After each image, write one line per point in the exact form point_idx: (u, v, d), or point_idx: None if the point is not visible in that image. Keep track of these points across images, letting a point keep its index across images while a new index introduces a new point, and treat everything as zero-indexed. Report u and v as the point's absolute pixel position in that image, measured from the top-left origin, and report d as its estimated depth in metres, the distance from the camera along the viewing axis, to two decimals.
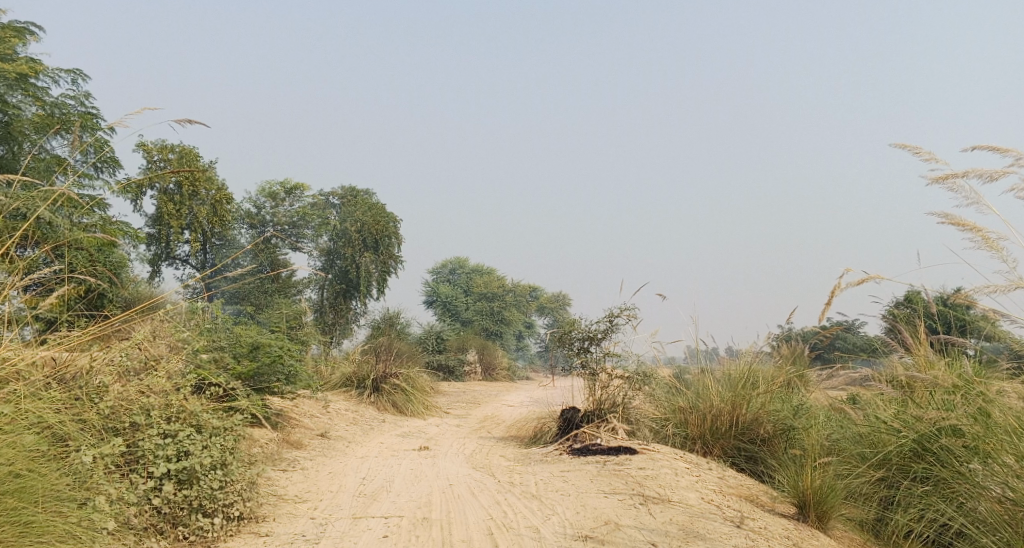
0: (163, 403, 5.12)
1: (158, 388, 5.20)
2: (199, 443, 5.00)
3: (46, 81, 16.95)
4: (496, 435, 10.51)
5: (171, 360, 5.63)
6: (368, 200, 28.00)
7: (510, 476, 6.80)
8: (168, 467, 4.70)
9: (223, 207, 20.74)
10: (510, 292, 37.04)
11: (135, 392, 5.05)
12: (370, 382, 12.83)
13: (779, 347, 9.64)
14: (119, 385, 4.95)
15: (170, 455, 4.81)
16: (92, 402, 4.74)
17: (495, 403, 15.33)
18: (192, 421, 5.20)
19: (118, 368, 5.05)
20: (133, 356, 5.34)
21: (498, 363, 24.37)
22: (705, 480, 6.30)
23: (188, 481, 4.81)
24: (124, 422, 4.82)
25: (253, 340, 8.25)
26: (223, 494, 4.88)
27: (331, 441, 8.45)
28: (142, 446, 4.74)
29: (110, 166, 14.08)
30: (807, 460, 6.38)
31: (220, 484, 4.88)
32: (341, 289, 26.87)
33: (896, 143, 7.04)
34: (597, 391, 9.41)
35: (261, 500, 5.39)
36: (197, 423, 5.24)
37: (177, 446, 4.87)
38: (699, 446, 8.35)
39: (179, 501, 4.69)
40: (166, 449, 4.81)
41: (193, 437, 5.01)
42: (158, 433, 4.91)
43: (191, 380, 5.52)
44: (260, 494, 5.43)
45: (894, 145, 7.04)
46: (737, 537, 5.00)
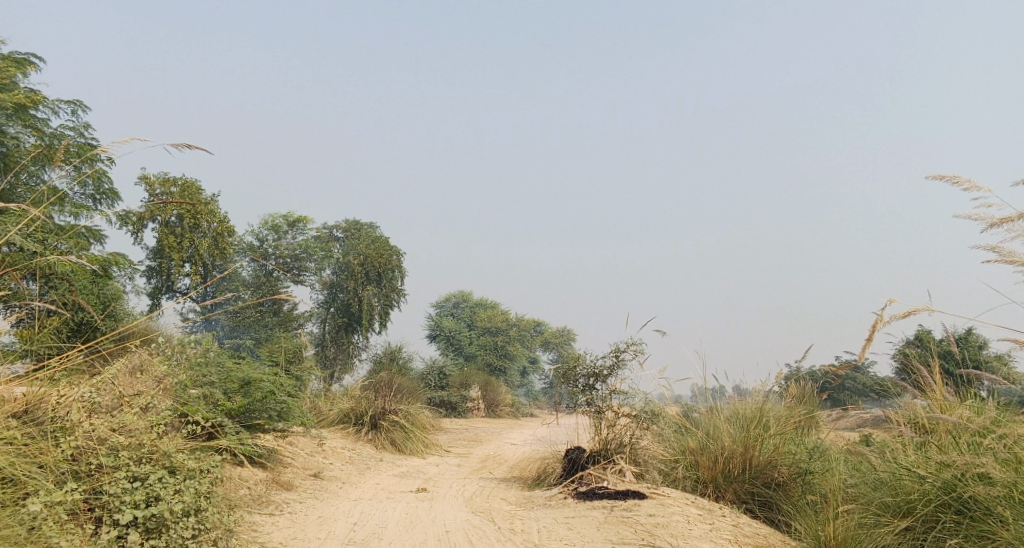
0: (133, 443, 4.80)
1: (131, 427, 4.88)
2: (171, 486, 4.68)
3: (48, 112, 16.96)
4: (497, 476, 10.11)
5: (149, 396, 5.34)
6: (372, 234, 27.89)
7: (512, 522, 6.42)
8: (134, 514, 4.38)
9: (224, 240, 20.61)
10: (514, 326, 36.64)
11: (106, 429, 4.76)
12: (368, 419, 12.46)
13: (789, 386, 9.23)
14: (89, 421, 4.66)
15: (138, 501, 4.49)
16: (55, 442, 4.45)
17: (497, 441, 14.89)
18: (166, 461, 4.85)
19: (87, 403, 4.75)
20: (107, 391, 5.03)
21: (501, 399, 23.94)
22: (719, 528, 5.92)
23: (157, 530, 4.46)
24: (91, 465, 4.51)
25: (244, 375, 7.95)
26: (195, 543, 4.54)
27: (323, 482, 8.09)
28: (110, 491, 4.42)
29: (109, 198, 13.96)
30: (829, 508, 5.99)
31: (192, 532, 4.54)
32: (344, 323, 26.58)
33: (939, 173, 6.97)
34: (603, 430, 9.01)
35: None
36: (171, 464, 4.89)
37: (147, 491, 4.55)
38: (711, 491, 7.94)
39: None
40: (135, 495, 4.49)
41: (166, 480, 4.67)
42: (126, 476, 4.58)
43: (169, 417, 5.19)
44: (240, 542, 5.07)
45: (937, 175, 6.98)
46: None
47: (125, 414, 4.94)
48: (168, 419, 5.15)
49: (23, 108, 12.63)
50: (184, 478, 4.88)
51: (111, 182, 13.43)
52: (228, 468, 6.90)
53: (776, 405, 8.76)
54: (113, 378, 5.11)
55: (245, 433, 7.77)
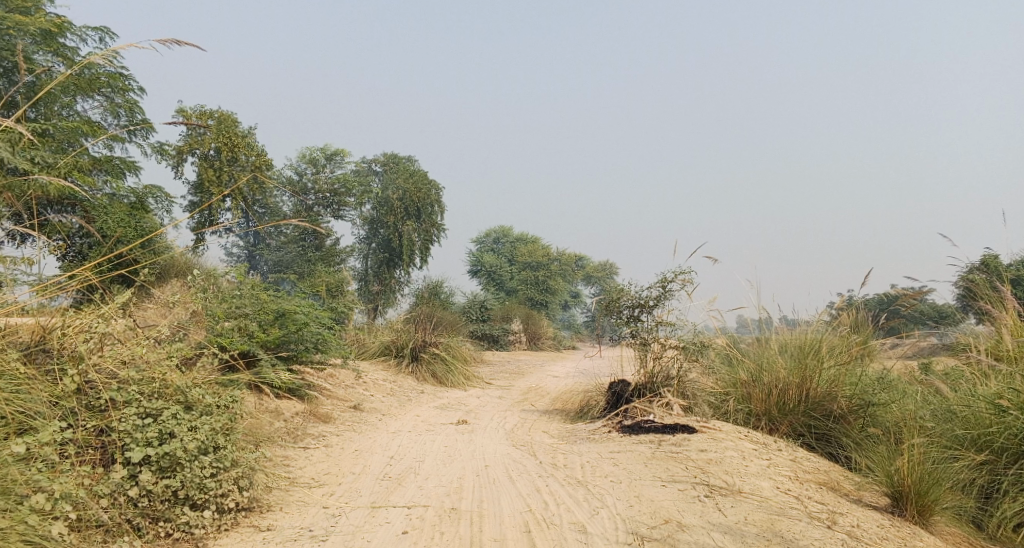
0: (144, 377, 4.59)
1: (141, 360, 4.68)
2: (186, 423, 4.46)
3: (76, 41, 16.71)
4: (540, 408, 9.89)
5: (159, 326, 5.16)
6: (410, 167, 27.47)
7: (554, 457, 6.15)
8: (145, 453, 4.19)
9: (263, 173, 20.51)
10: (556, 260, 36.14)
11: (117, 364, 4.59)
12: (409, 351, 12.31)
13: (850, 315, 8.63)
14: (97, 357, 4.52)
15: (151, 439, 4.28)
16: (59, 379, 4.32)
17: (539, 373, 14.71)
18: (181, 397, 4.66)
19: (93, 335, 4.56)
20: (117, 322, 4.84)
21: (543, 332, 23.78)
22: (777, 464, 5.54)
23: (171, 468, 4.25)
24: (101, 400, 4.35)
25: (277, 307, 7.74)
26: (214, 483, 4.36)
27: (362, 414, 7.96)
28: (121, 428, 4.24)
29: (143, 131, 13.86)
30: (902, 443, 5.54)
31: (210, 472, 4.36)
32: (385, 258, 26.53)
33: None
34: (649, 362, 8.64)
35: (268, 485, 4.89)
36: (186, 399, 4.68)
37: (161, 428, 4.34)
38: (764, 423, 7.56)
39: (160, 494, 4.16)
40: (147, 432, 4.29)
41: (179, 417, 4.46)
42: (138, 412, 4.38)
43: (183, 350, 5.00)
44: (267, 478, 4.94)
45: None
46: (832, 544, 4.21)
47: (135, 345, 4.75)
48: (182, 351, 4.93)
49: (51, 36, 12.39)
50: (201, 414, 4.68)
51: (143, 114, 13.24)
52: (264, 402, 6.76)
53: (834, 335, 8.21)
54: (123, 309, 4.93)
55: (280, 365, 7.61)
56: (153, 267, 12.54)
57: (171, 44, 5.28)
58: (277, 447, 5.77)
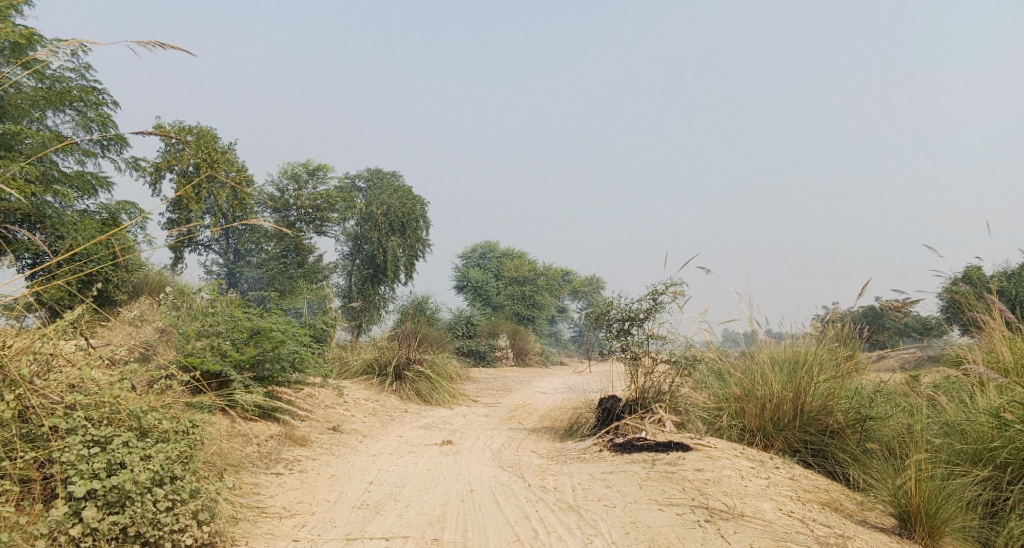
0: (93, 402, 4.28)
1: (91, 382, 4.34)
2: (139, 452, 4.16)
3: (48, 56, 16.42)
4: (528, 427, 9.60)
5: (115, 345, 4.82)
6: (394, 183, 27.27)
7: (543, 479, 5.86)
8: (90, 487, 3.87)
9: (243, 189, 20.21)
10: (542, 275, 35.86)
11: (65, 387, 4.26)
12: (393, 368, 11.99)
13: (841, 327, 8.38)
14: (43, 377, 4.19)
15: (98, 470, 3.97)
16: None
17: (527, 390, 14.40)
18: (135, 423, 4.35)
19: (38, 355, 4.20)
20: (69, 342, 4.53)
21: (531, 347, 23.46)
22: (777, 483, 5.28)
23: (119, 503, 3.94)
24: (42, 428, 4.03)
25: (253, 325, 7.39)
26: (169, 518, 4.04)
27: (342, 436, 7.63)
28: (64, 458, 3.93)
29: (118, 145, 13.61)
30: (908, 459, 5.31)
31: (165, 505, 4.05)
32: (369, 274, 26.21)
33: None
34: (639, 377, 8.39)
35: (234, 517, 4.57)
36: (140, 426, 4.38)
37: (110, 458, 4.03)
38: (759, 440, 7.32)
39: (106, 532, 3.82)
40: (93, 463, 3.98)
41: (131, 445, 4.17)
42: (84, 442, 4.08)
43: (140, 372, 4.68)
44: (233, 509, 4.62)
45: None
46: None
47: (85, 365, 4.40)
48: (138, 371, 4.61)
49: (20, 48, 12.12)
50: (157, 441, 4.39)
51: (116, 128, 12.95)
52: (236, 425, 6.43)
53: (828, 347, 7.99)
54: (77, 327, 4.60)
55: (255, 385, 7.28)
56: (126, 285, 12.19)
57: (150, 46, 4.93)
58: (248, 474, 5.45)
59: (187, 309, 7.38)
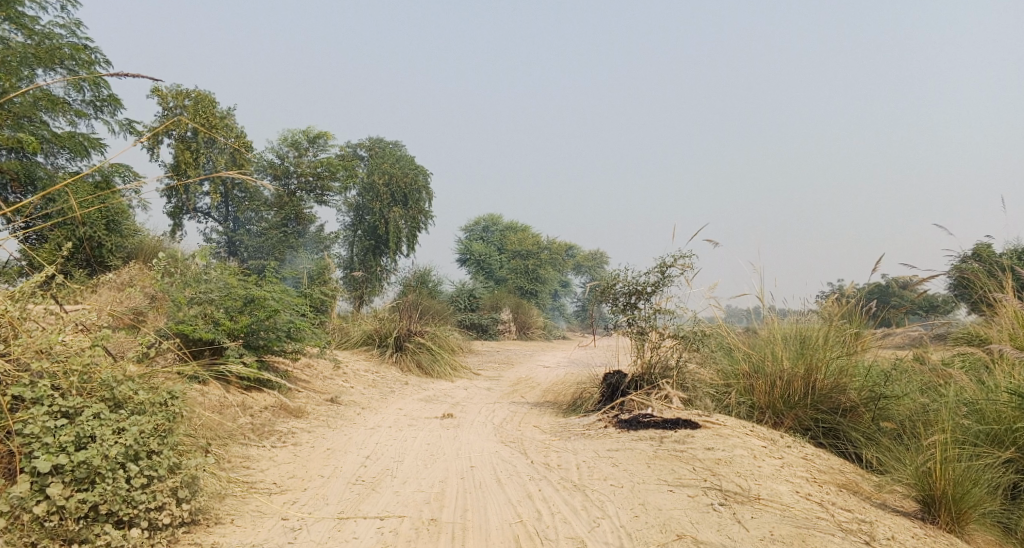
0: (61, 369, 4.03)
1: (60, 347, 4.09)
2: (111, 425, 3.94)
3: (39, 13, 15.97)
4: (530, 401, 9.40)
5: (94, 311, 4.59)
6: (397, 153, 26.86)
7: (547, 456, 5.64)
8: (54, 462, 3.66)
9: (243, 155, 19.89)
10: (546, 248, 35.54)
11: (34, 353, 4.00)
12: (392, 340, 11.78)
13: (852, 304, 7.99)
14: (8, 342, 3.94)
15: (65, 444, 3.76)
16: None
17: (529, 363, 14.19)
18: (107, 393, 4.11)
19: (3, 318, 3.96)
20: (36, 306, 4.26)
21: (533, 321, 23.23)
22: (792, 464, 5.06)
23: (88, 480, 3.74)
24: (6, 398, 3.81)
25: (247, 292, 7.12)
26: (144, 497, 3.85)
27: (340, 408, 7.44)
28: (28, 431, 3.72)
29: (112, 107, 13.31)
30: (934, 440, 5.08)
31: (140, 483, 3.85)
32: (371, 246, 25.95)
33: None
34: (645, 352, 8.16)
35: (218, 493, 4.39)
36: (113, 397, 4.14)
37: (79, 431, 3.82)
38: (769, 417, 7.11)
39: (73, 511, 3.64)
40: (60, 436, 3.77)
41: (103, 418, 3.95)
42: (51, 413, 3.85)
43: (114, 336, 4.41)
44: (217, 485, 4.43)
45: None
46: None
47: (53, 331, 4.15)
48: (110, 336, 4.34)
49: (10, 3, 11.78)
50: (131, 413, 4.16)
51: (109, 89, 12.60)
52: (229, 395, 6.23)
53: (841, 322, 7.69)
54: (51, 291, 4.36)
55: (250, 355, 7.06)
56: (122, 251, 11.96)
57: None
58: (238, 447, 5.26)
59: (181, 274, 7.17)
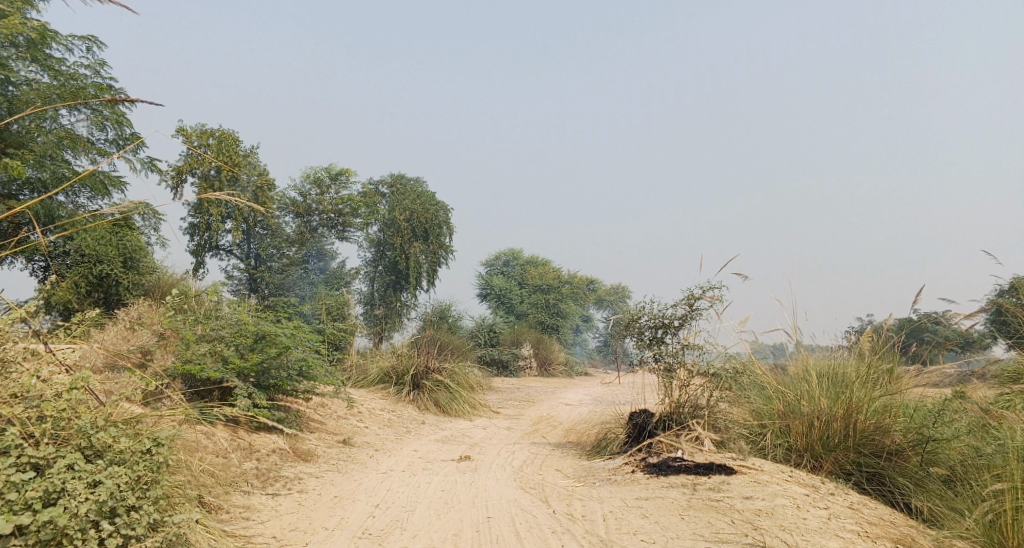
0: (37, 415, 3.79)
1: (34, 390, 3.84)
2: (86, 479, 3.73)
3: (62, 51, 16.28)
4: (552, 441, 8.99)
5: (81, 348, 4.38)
6: (417, 188, 26.85)
7: (570, 505, 5.26)
8: (19, 522, 3.44)
9: (265, 193, 20.02)
10: (567, 282, 35.19)
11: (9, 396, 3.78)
12: (410, 377, 11.47)
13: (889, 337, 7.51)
14: None
15: (32, 501, 3.54)
16: None
17: (551, 401, 13.75)
18: (84, 442, 3.88)
19: None
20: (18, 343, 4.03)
21: (555, 356, 22.79)
22: (839, 515, 4.65)
23: (56, 542, 3.53)
24: None
25: (258, 329, 6.84)
26: None
27: (352, 450, 7.13)
28: None
29: (133, 144, 13.53)
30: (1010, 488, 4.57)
31: (114, 544, 3.64)
32: (391, 281, 25.83)
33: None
34: (673, 391, 7.76)
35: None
36: (92, 445, 3.92)
37: (48, 486, 3.61)
38: (808, 460, 6.67)
39: None
40: (28, 492, 3.54)
41: (79, 470, 3.74)
42: (20, 465, 3.62)
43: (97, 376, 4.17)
44: (208, 540, 4.16)
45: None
46: None
47: (32, 371, 3.93)
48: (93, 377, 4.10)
49: (37, 46, 12.03)
50: (110, 463, 3.93)
51: (131, 128, 12.75)
52: (235, 437, 5.97)
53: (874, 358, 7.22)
54: (33, 329, 4.14)
55: (259, 395, 6.80)
56: (139, 288, 11.94)
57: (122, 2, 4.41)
58: (240, 495, 4.98)
59: (192, 312, 7.01)
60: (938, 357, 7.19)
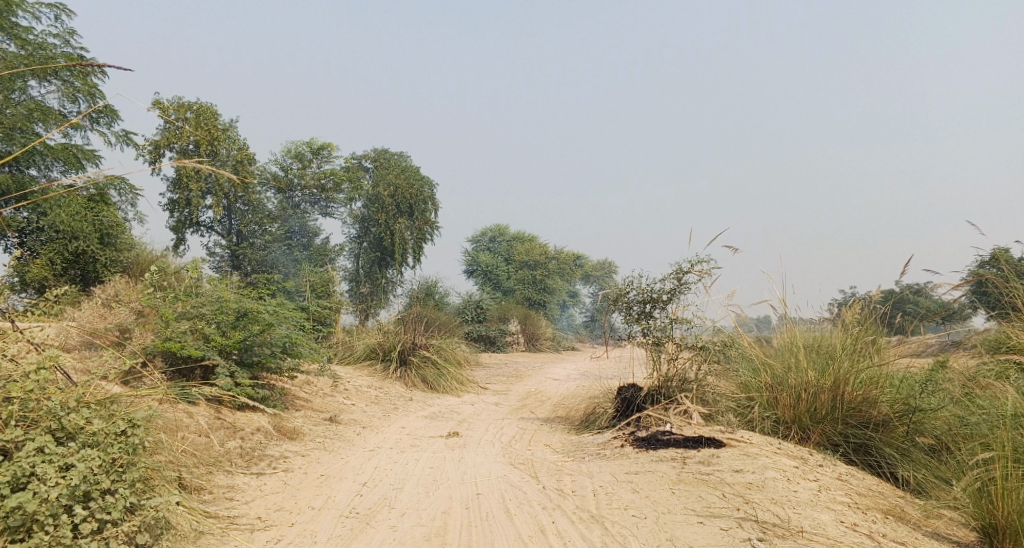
0: (4, 396, 3.67)
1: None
2: (57, 463, 3.63)
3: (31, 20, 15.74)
4: (540, 416, 8.96)
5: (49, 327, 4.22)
6: (401, 163, 26.52)
7: (560, 481, 5.22)
8: None
9: (246, 168, 19.71)
10: (553, 258, 35.11)
11: None
12: (397, 354, 11.38)
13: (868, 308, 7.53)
14: None
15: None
16: None
17: (539, 376, 13.73)
18: (54, 424, 3.77)
19: None
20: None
21: (542, 332, 22.79)
22: (829, 487, 4.65)
23: (27, 527, 3.43)
24: None
25: (240, 306, 6.69)
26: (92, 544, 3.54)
27: (339, 427, 7.05)
28: None
29: (108, 117, 13.26)
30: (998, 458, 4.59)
31: (88, 528, 3.55)
32: (376, 258, 25.62)
33: None
34: (662, 365, 7.74)
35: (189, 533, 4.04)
36: (63, 428, 3.81)
37: (16, 470, 3.50)
38: (795, 432, 6.68)
39: None
40: None
41: (49, 453, 3.63)
42: None
43: (68, 356, 4.04)
44: (188, 522, 4.07)
45: None
46: None
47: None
48: (63, 356, 3.97)
49: (4, 15, 11.63)
50: (83, 445, 3.82)
51: (103, 100, 12.44)
52: (219, 416, 5.86)
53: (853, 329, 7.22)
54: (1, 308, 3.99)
55: (242, 373, 6.67)
56: (117, 265, 11.75)
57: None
58: (223, 476, 4.89)
59: (172, 289, 6.85)
60: (919, 329, 7.16)
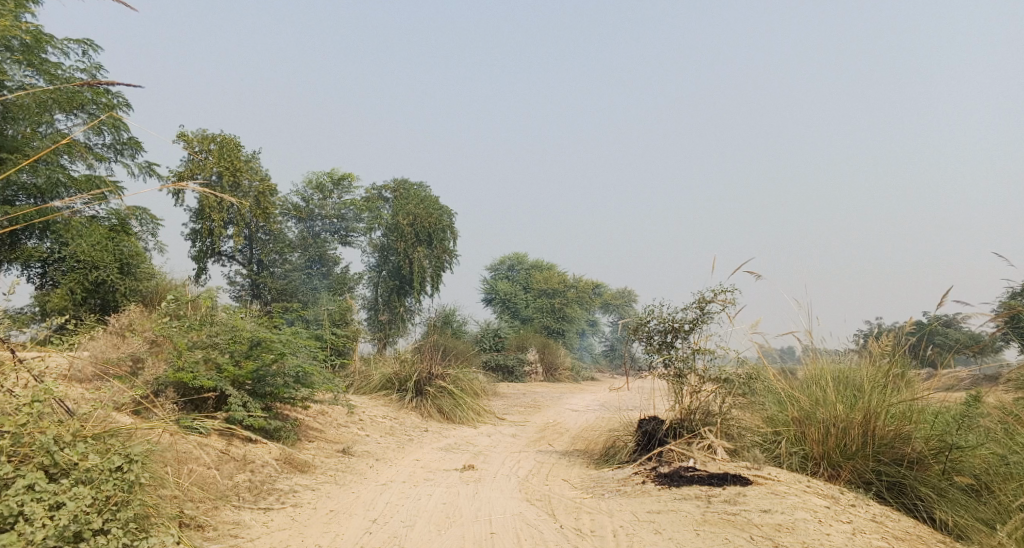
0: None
1: None
2: (47, 501, 3.56)
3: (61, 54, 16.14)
4: (559, 449, 8.73)
5: (48, 355, 4.17)
6: (421, 192, 26.63)
7: (578, 519, 5.02)
8: None
9: (267, 198, 19.95)
10: (572, 286, 34.90)
11: None
12: (413, 384, 11.23)
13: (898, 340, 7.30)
14: None
15: None
16: None
17: (557, 407, 13.48)
18: (47, 460, 3.69)
19: None
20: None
21: (561, 362, 22.52)
22: (864, 530, 4.42)
23: None
24: None
25: (253, 335, 6.62)
26: None
27: (352, 460, 6.90)
28: None
29: (132, 148, 13.49)
30: None
31: None
32: (395, 286, 25.61)
33: None
34: (684, 397, 7.51)
35: None
36: (57, 463, 3.73)
37: (5, 509, 3.44)
38: (824, 469, 6.41)
39: None
40: None
41: (40, 491, 3.57)
42: None
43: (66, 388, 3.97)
44: None
45: None
46: None
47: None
48: (61, 388, 3.90)
49: (33, 50, 11.96)
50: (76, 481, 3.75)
51: (128, 132, 12.67)
52: (229, 448, 5.76)
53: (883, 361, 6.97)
54: (3, 335, 3.93)
55: (255, 403, 6.57)
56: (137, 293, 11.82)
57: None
58: (230, 511, 4.77)
59: (187, 318, 6.81)
60: (949, 362, 6.89)
